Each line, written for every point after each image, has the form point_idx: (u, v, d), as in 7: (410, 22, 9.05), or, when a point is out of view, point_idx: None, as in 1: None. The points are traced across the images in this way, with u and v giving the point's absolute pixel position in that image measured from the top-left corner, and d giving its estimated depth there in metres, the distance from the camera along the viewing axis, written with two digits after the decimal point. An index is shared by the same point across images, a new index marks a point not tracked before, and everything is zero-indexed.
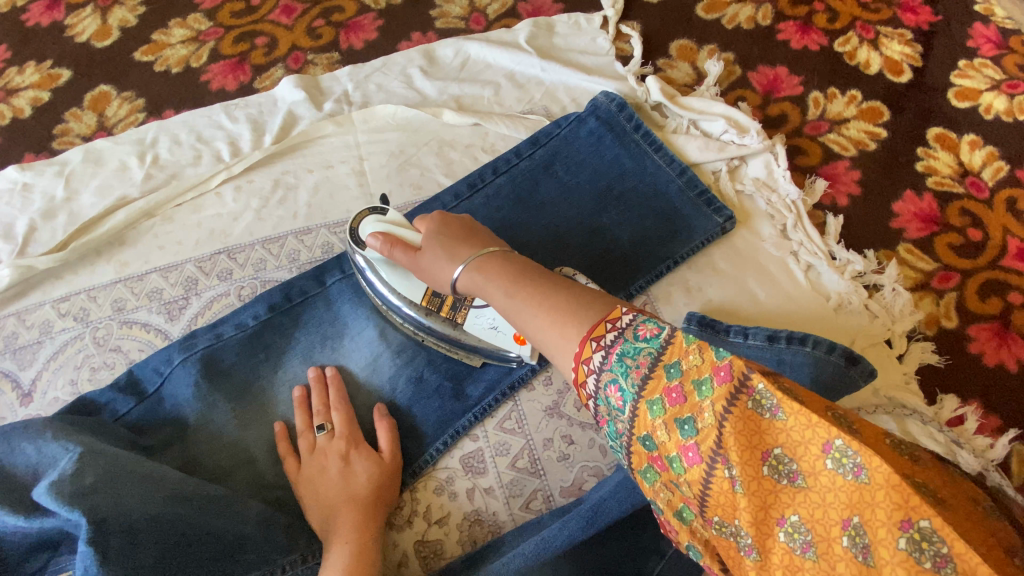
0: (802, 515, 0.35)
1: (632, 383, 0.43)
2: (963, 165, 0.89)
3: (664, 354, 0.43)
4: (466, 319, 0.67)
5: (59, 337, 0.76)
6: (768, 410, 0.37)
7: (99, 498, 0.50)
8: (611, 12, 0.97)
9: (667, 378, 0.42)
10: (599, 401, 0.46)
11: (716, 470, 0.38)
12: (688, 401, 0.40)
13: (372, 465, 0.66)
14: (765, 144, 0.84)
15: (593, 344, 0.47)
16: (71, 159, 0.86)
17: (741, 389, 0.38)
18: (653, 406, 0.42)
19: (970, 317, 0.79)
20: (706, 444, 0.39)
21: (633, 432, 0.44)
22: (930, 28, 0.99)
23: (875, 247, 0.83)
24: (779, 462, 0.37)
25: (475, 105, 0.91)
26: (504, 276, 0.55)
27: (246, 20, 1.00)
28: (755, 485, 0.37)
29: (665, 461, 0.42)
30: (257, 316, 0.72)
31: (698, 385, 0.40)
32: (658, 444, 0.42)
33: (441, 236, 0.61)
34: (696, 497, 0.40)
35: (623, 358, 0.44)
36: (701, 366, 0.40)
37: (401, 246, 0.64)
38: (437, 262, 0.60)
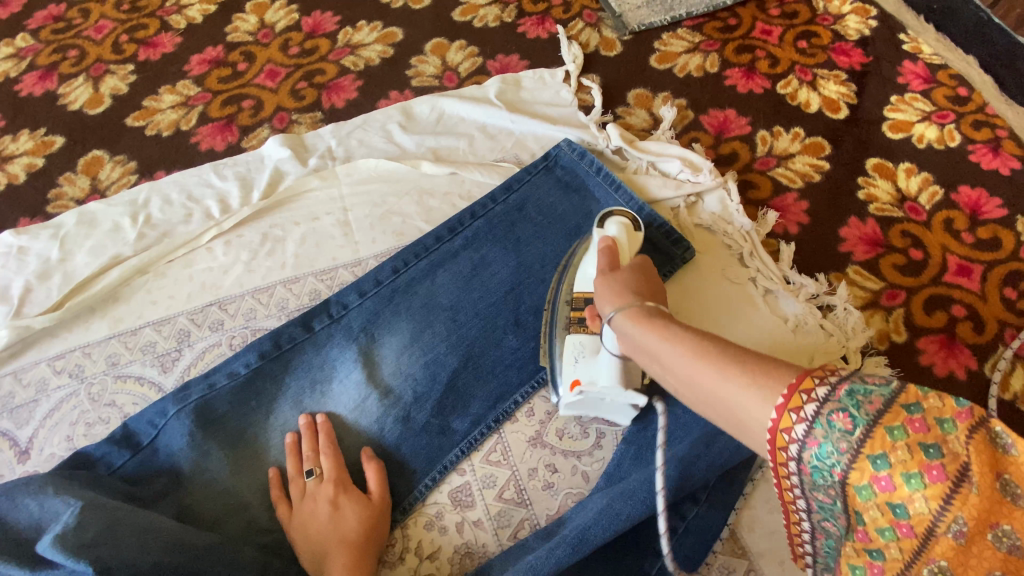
0: (1016, 526, 0.38)
1: (865, 412, 0.42)
2: (902, 191, 0.97)
3: (898, 394, 0.42)
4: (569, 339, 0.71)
5: (54, 394, 0.78)
6: (1002, 445, 0.39)
7: (103, 549, 0.52)
8: (572, 66, 1.06)
9: (909, 411, 0.41)
10: (814, 425, 0.44)
11: (960, 491, 0.38)
12: (931, 431, 0.40)
13: (361, 507, 0.68)
14: (718, 181, 0.92)
15: (818, 378, 0.44)
16: (66, 222, 0.90)
17: (979, 426, 0.40)
18: (892, 431, 0.41)
19: (918, 330, 0.85)
20: (954, 465, 0.39)
21: (859, 450, 0.42)
22: (863, 67, 1.10)
23: (827, 270, 0.90)
24: (1006, 483, 0.38)
25: (450, 156, 0.98)
26: (663, 327, 0.55)
27: (232, 85, 1.07)
28: (990, 496, 0.38)
29: (897, 479, 0.40)
30: (249, 364, 0.75)
31: (939, 420, 0.41)
32: (890, 463, 0.41)
33: (629, 282, 0.64)
34: (925, 516, 0.39)
35: (853, 394, 0.43)
36: (942, 406, 0.41)
37: (607, 259, 0.70)
38: (607, 295, 0.64)
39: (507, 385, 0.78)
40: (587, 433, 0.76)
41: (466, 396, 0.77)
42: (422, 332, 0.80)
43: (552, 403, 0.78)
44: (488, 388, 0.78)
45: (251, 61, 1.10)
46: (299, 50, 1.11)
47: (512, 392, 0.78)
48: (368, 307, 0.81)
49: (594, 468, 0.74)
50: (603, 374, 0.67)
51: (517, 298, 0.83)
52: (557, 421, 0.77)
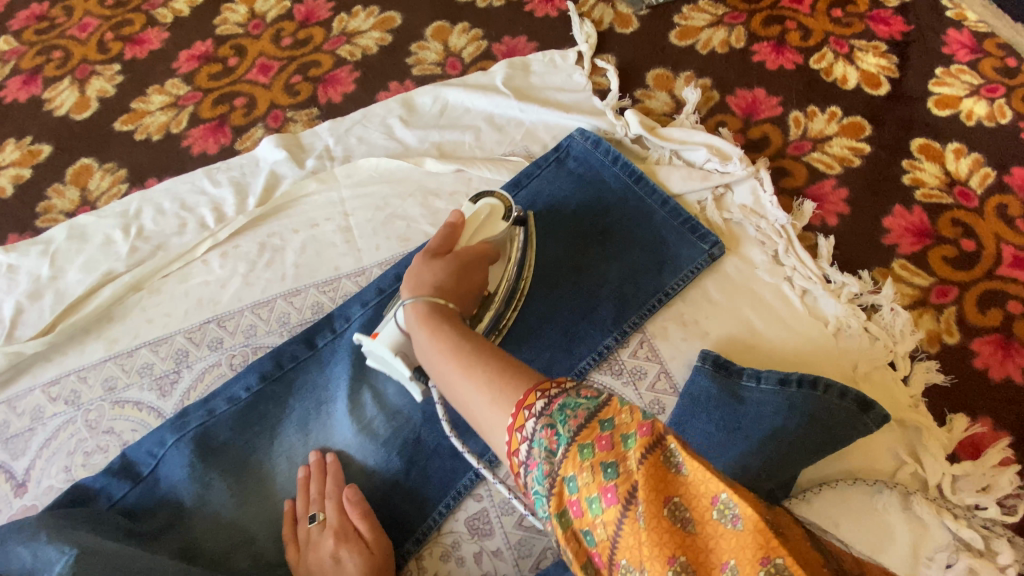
0: (689, 557, 0.36)
1: (568, 429, 0.43)
2: (950, 174, 0.88)
3: (601, 409, 0.43)
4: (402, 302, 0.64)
5: (50, 422, 0.74)
6: (675, 465, 0.39)
7: None
8: (585, 47, 0.98)
9: (601, 428, 0.42)
10: (531, 443, 0.45)
11: (630, 513, 0.37)
12: (614, 448, 0.40)
13: (362, 559, 0.61)
14: (750, 170, 0.83)
15: (539, 393, 0.46)
16: (55, 237, 0.85)
17: (658, 443, 0.39)
18: (583, 450, 0.41)
19: (971, 331, 0.78)
20: (625, 486, 0.38)
21: (558, 473, 0.42)
22: (904, 37, 0.99)
23: (870, 266, 0.82)
24: (675, 509, 0.38)
25: (456, 151, 0.91)
26: (444, 333, 0.56)
27: (223, 81, 1.01)
28: (657, 526, 0.37)
29: (583, 503, 0.40)
30: (250, 387, 0.71)
31: (624, 437, 0.40)
32: (579, 487, 0.41)
33: (433, 270, 0.63)
34: (606, 542, 0.39)
35: (564, 408, 0.44)
36: (630, 423, 0.41)
37: (444, 238, 0.67)
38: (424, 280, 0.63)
39: None
40: None
41: None
42: None
43: None
44: None
45: (241, 56, 1.03)
46: (292, 41, 1.04)
47: None
48: (370, 318, 0.75)
49: None
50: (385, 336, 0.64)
51: (530, 306, 0.78)
52: None
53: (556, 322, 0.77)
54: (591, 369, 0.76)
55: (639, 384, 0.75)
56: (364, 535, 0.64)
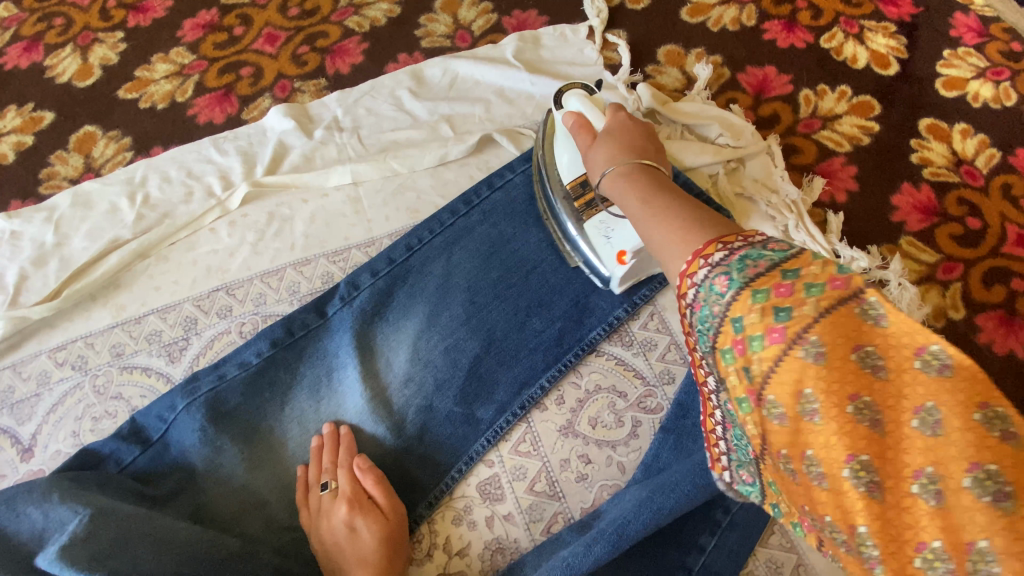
0: (876, 399, 0.32)
1: (743, 274, 0.40)
2: (958, 154, 0.89)
3: (788, 260, 0.39)
4: (591, 219, 0.69)
5: (57, 388, 0.74)
6: (873, 317, 0.33)
7: (117, 561, 0.49)
8: (597, 22, 0.97)
9: (782, 277, 0.38)
10: (700, 288, 0.43)
11: (795, 351, 0.35)
12: (794, 294, 0.37)
13: (378, 526, 0.62)
14: (761, 145, 0.84)
15: (719, 244, 0.43)
16: (59, 204, 0.84)
17: (853, 294, 0.35)
18: (756, 294, 0.39)
19: (976, 307, 0.79)
20: (796, 329, 0.36)
21: (726, 315, 0.40)
22: (913, 18, 1.00)
23: (878, 242, 0.83)
24: (866, 355, 0.33)
25: (467, 124, 0.90)
26: (636, 190, 0.54)
27: (229, 51, 0.99)
28: (838, 365, 0.34)
29: (745, 341, 0.38)
30: (260, 353, 0.70)
31: (808, 286, 0.37)
32: (744, 325, 0.39)
33: (614, 136, 0.62)
34: (761, 375, 0.37)
35: (744, 258, 0.41)
36: (819, 274, 0.37)
37: (590, 131, 0.66)
38: (597, 162, 0.62)
39: (533, 369, 0.73)
40: (622, 421, 0.71)
41: (491, 382, 0.73)
42: (440, 315, 0.75)
43: (583, 389, 0.73)
44: (514, 372, 0.73)
45: (248, 25, 1.01)
46: (299, 11, 1.02)
47: (538, 377, 0.73)
48: (380, 288, 0.75)
49: (630, 458, 0.70)
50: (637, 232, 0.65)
51: (541, 278, 0.77)
52: (589, 409, 0.72)
53: (566, 293, 0.77)
54: (602, 340, 0.75)
55: (649, 355, 0.75)
56: (379, 503, 0.64)
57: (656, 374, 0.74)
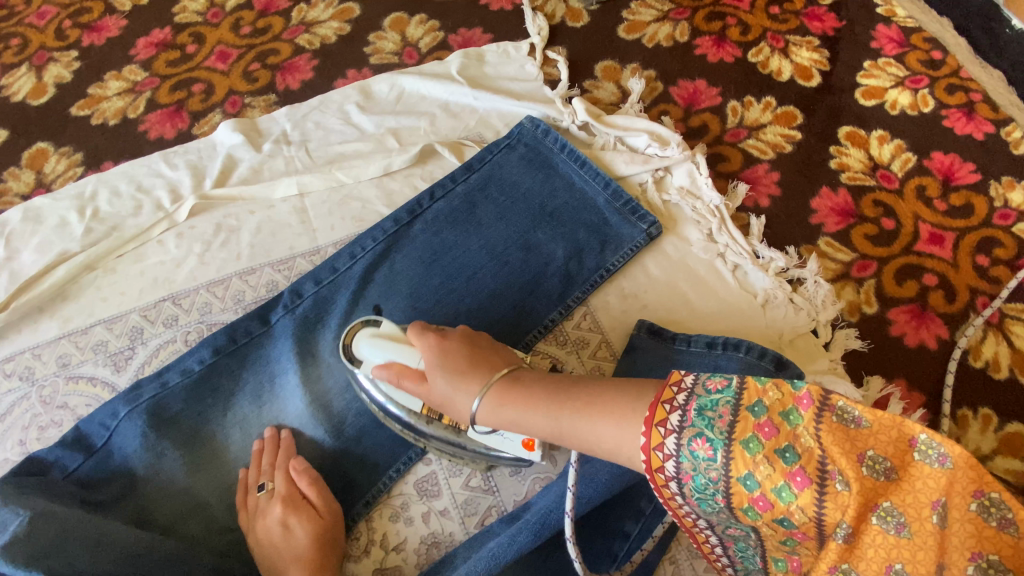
0: (893, 502, 0.38)
1: (719, 431, 0.42)
2: (874, 159, 0.95)
3: (741, 397, 0.43)
4: (468, 424, 0.64)
5: (4, 398, 0.76)
6: (852, 420, 0.40)
7: (55, 560, 0.51)
8: (537, 39, 1.02)
9: (754, 415, 0.42)
10: (680, 458, 0.44)
11: (828, 488, 0.39)
12: (781, 432, 0.41)
13: (311, 524, 0.64)
14: (686, 154, 0.88)
15: (666, 405, 0.45)
16: (9, 219, 0.86)
17: (824, 405, 0.41)
18: (748, 445, 0.42)
19: (889, 301, 0.84)
20: (812, 467, 0.40)
21: (729, 476, 0.42)
22: (836, 33, 1.06)
23: (798, 243, 0.88)
24: (872, 460, 0.39)
25: (412, 136, 0.94)
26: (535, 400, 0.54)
27: (181, 68, 1.02)
28: (863, 487, 0.38)
29: (771, 495, 0.41)
30: (203, 360, 0.73)
31: (785, 415, 0.42)
32: (759, 482, 0.41)
33: (444, 366, 0.58)
34: (809, 523, 0.40)
35: (703, 412, 0.43)
36: (781, 400, 0.42)
37: (414, 373, 0.62)
38: (448, 397, 0.58)
39: None
40: None
41: None
42: (381, 321, 0.77)
43: None
44: None
45: (200, 43, 1.04)
46: (251, 29, 1.05)
47: None
48: (323, 296, 0.78)
49: (562, 452, 0.73)
50: None
51: (480, 283, 0.81)
52: None
53: (504, 297, 0.80)
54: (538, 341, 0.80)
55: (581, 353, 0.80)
56: (313, 502, 0.67)
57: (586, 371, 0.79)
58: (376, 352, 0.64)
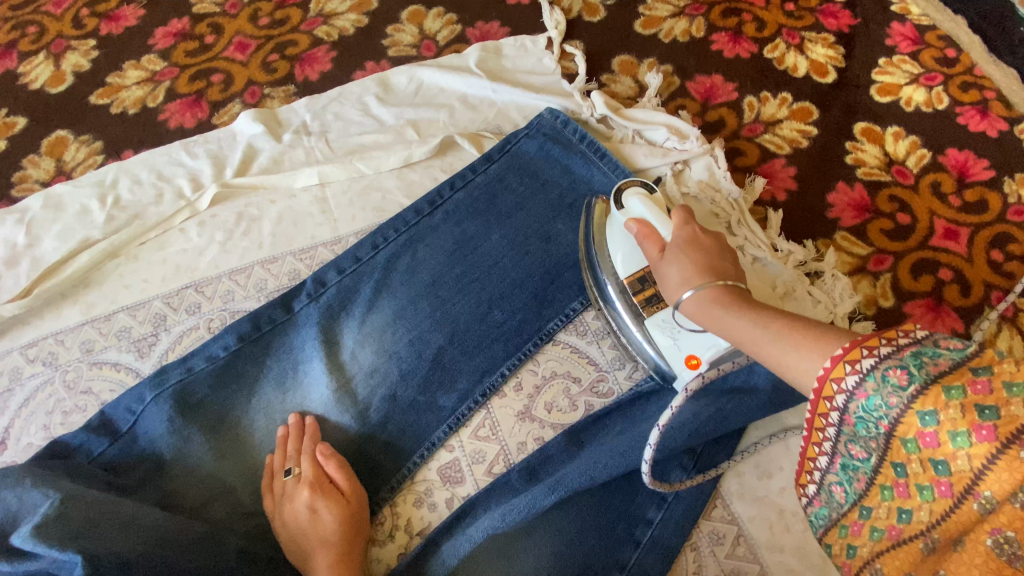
0: None
1: (925, 371, 0.40)
2: (889, 155, 0.96)
3: (971, 358, 0.39)
4: (653, 316, 0.67)
5: (28, 383, 0.76)
6: None
7: (88, 540, 0.51)
8: (555, 33, 1.02)
9: (973, 373, 0.39)
10: (864, 377, 0.42)
11: (1007, 452, 0.36)
12: (994, 392, 0.38)
13: (338, 508, 0.65)
14: (706, 147, 0.89)
15: (883, 338, 0.43)
16: (31, 206, 0.86)
17: None
18: (948, 389, 0.39)
19: (905, 295, 0.85)
20: (1006, 429, 0.37)
21: (909, 406, 0.41)
22: (850, 30, 1.07)
23: (815, 237, 0.89)
24: None
25: (431, 128, 0.94)
26: (744, 311, 0.51)
27: (200, 58, 1.02)
28: None
29: (942, 434, 0.39)
30: (227, 346, 0.73)
31: (1009, 383, 0.37)
32: (938, 420, 0.39)
33: (688, 254, 0.58)
34: (966, 473, 0.38)
35: (918, 354, 0.41)
36: (1016, 371, 0.37)
37: (657, 240, 0.62)
38: (672, 274, 0.58)
39: (494, 358, 0.77)
40: (576, 405, 0.76)
41: (453, 371, 0.76)
42: (405, 309, 0.78)
43: (540, 376, 0.77)
44: (475, 361, 0.77)
45: (219, 34, 1.05)
46: (269, 21, 1.06)
47: (499, 366, 0.77)
48: (347, 285, 0.79)
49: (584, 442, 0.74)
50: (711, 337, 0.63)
51: (502, 273, 0.81)
52: (545, 395, 0.76)
53: (525, 287, 0.81)
54: (559, 330, 0.80)
55: (602, 342, 0.79)
56: (340, 487, 0.68)
57: (607, 359, 0.78)
58: (643, 207, 0.65)
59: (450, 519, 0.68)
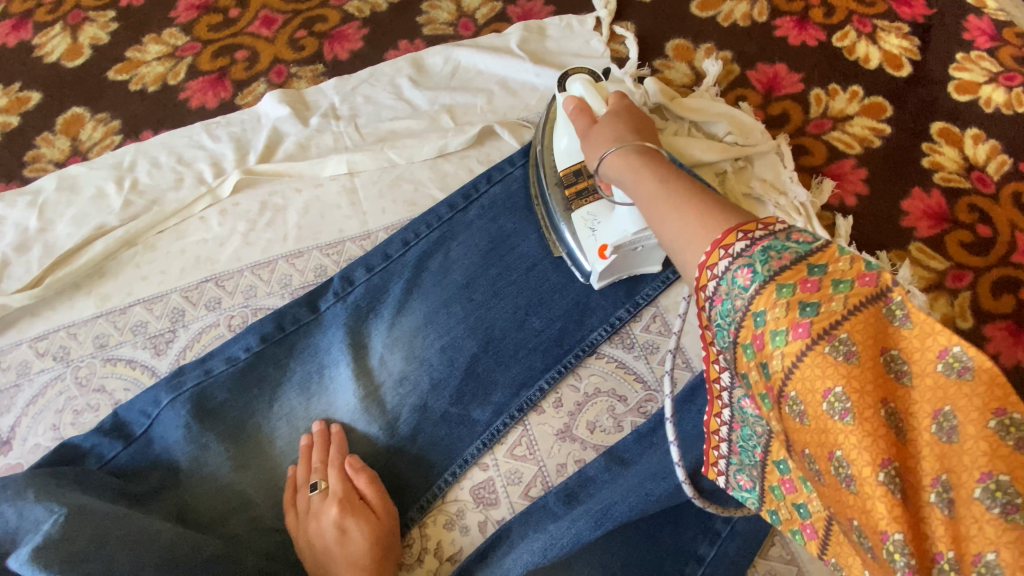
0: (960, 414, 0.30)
1: (767, 267, 0.37)
2: (969, 159, 0.87)
3: (813, 253, 0.37)
4: (580, 209, 0.67)
5: (38, 378, 0.72)
6: (898, 318, 0.33)
7: (93, 564, 0.46)
8: (604, 13, 0.94)
9: (809, 272, 0.36)
10: (721, 281, 0.40)
11: (817, 352, 0.34)
12: (821, 289, 0.35)
13: (369, 528, 0.60)
14: (772, 144, 0.82)
15: (740, 234, 0.40)
16: (44, 187, 0.81)
17: (879, 295, 0.33)
18: (781, 289, 0.36)
19: (986, 316, 0.77)
20: (821, 325, 0.34)
21: (748, 309, 0.38)
22: (926, 19, 0.97)
23: (888, 247, 0.81)
24: (892, 360, 0.33)
25: (468, 115, 0.87)
26: (652, 175, 0.50)
27: (224, 33, 0.96)
28: (869, 368, 0.33)
29: (766, 336, 0.36)
30: (248, 348, 0.68)
31: (836, 282, 0.35)
32: (767, 320, 0.37)
33: (608, 124, 0.58)
34: (780, 373, 0.36)
35: (767, 249, 0.38)
36: (846, 269, 0.35)
37: (589, 116, 0.62)
38: (592, 143, 0.59)
39: (532, 370, 0.71)
40: (621, 426, 0.69)
41: (489, 383, 0.70)
42: (437, 313, 0.72)
43: (582, 392, 0.71)
44: (512, 372, 0.71)
45: (243, 7, 0.98)
46: None
47: (537, 378, 0.71)
48: (375, 284, 0.73)
49: None
50: (627, 225, 0.63)
51: (542, 277, 0.75)
52: (588, 413, 0.70)
53: (566, 292, 0.74)
54: (603, 341, 0.73)
55: (651, 358, 0.72)
56: (370, 503, 0.63)
57: (656, 376, 0.72)
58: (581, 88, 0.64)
59: (484, 545, 0.63)
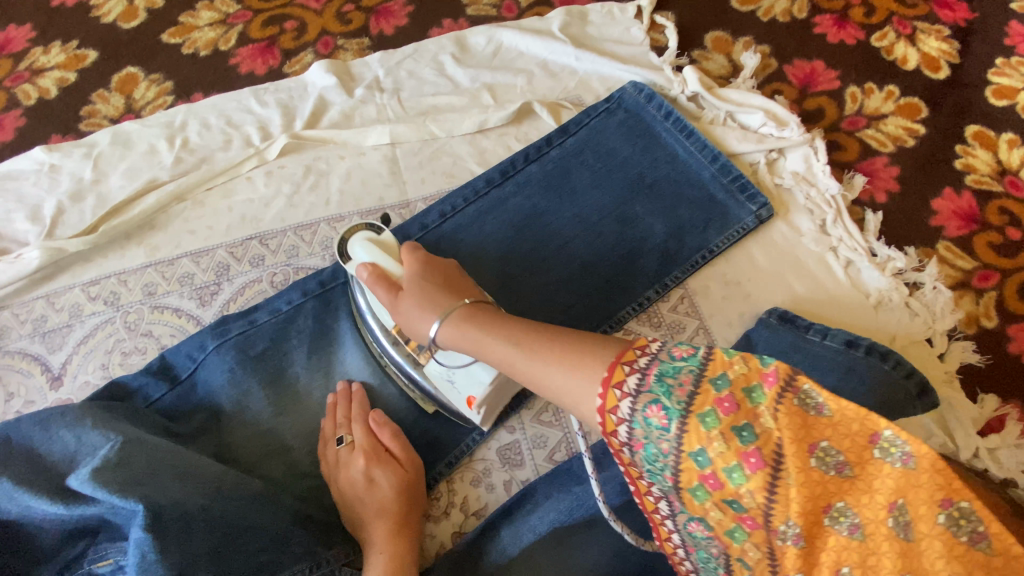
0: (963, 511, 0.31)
1: (677, 401, 0.37)
2: (1002, 164, 0.87)
3: (705, 367, 0.38)
4: (428, 361, 0.61)
5: (89, 320, 0.75)
6: (815, 407, 0.35)
7: (147, 488, 0.49)
8: (646, 2, 0.96)
9: (716, 389, 0.37)
10: (633, 425, 0.39)
11: (781, 480, 0.34)
12: (742, 408, 0.36)
13: (395, 477, 0.63)
14: (805, 137, 0.82)
15: (626, 367, 0.40)
16: (100, 141, 0.84)
17: (788, 387, 0.35)
18: (705, 419, 0.36)
19: (1010, 316, 0.78)
20: (768, 448, 0.35)
21: (682, 450, 0.37)
22: (969, 23, 0.97)
23: (915, 244, 0.82)
24: (826, 455, 0.34)
25: (508, 94, 0.89)
26: (508, 329, 0.49)
27: (274, 3, 0.99)
28: (805, 477, 0.34)
29: (721, 475, 0.36)
30: (291, 302, 0.71)
31: (748, 391, 0.36)
32: (711, 459, 0.36)
33: (420, 286, 0.55)
34: (758, 509, 0.35)
35: (662, 378, 0.38)
36: (746, 372, 0.37)
37: (388, 284, 0.58)
38: (413, 313, 0.54)
39: None
40: None
41: None
42: None
43: None
44: None
45: None
46: None
47: None
48: None
49: None
50: (480, 376, 0.59)
51: (573, 252, 0.77)
52: None
53: (596, 269, 0.76)
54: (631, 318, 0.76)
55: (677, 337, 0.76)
56: (395, 455, 0.65)
57: None
58: (366, 253, 0.61)
59: (509, 503, 0.65)
